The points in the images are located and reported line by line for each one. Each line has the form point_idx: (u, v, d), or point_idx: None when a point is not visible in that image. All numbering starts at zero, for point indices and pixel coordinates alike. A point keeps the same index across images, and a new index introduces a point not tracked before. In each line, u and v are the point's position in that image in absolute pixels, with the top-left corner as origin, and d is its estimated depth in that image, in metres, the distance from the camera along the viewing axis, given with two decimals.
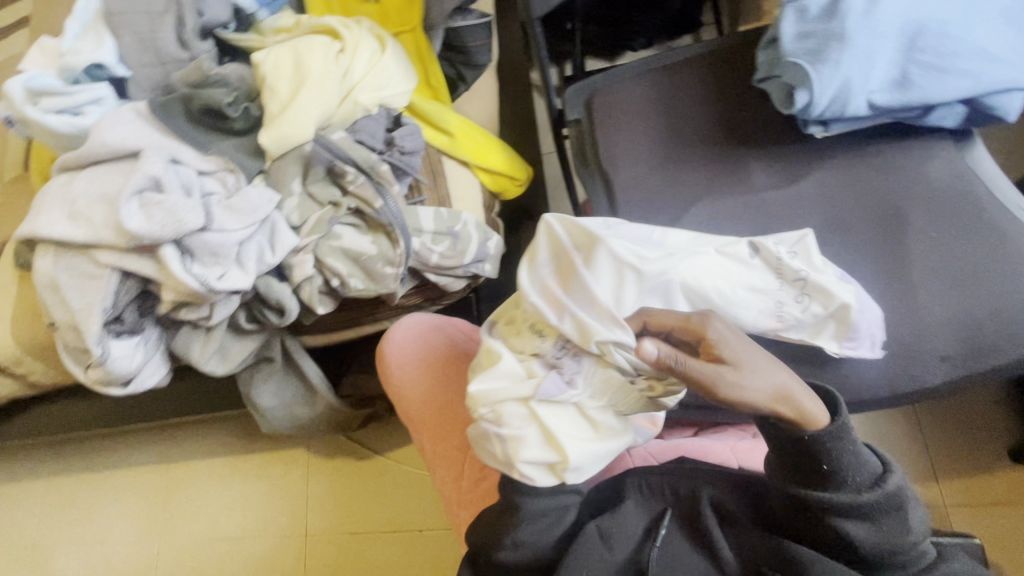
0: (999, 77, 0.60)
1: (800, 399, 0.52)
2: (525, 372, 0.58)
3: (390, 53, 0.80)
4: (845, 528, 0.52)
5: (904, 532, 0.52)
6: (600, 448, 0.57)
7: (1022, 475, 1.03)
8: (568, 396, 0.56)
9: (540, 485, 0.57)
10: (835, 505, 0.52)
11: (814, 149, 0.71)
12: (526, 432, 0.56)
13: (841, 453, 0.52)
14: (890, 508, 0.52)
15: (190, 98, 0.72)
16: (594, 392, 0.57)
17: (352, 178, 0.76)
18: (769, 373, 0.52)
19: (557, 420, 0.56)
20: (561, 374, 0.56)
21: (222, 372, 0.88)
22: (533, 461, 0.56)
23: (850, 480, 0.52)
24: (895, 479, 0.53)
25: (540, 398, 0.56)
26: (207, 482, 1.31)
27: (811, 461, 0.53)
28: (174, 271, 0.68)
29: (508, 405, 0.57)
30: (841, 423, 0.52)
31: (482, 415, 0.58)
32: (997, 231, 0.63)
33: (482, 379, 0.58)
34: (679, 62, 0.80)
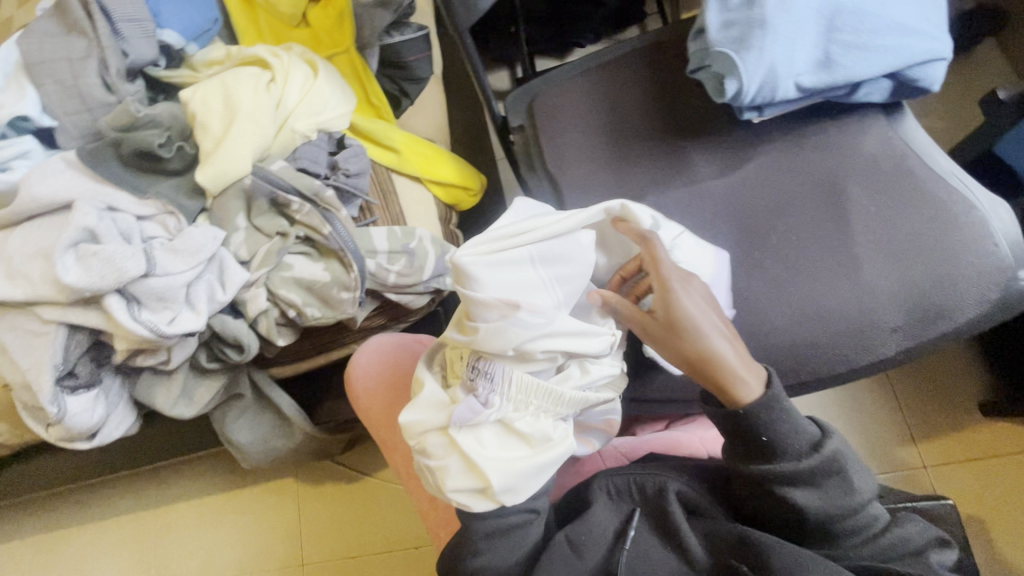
0: (917, 50, 0.61)
1: (735, 370, 0.53)
2: (447, 399, 0.60)
3: (323, 76, 0.80)
4: (791, 495, 0.53)
5: (847, 494, 0.53)
6: (533, 462, 0.57)
7: (995, 429, 1.05)
8: (485, 417, 0.57)
9: (477, 510, 0.58)
10: (780, 476, 0.53)
11: (752, 133, 0.72)
12: (449, 460, 0.57)
13: (777, 423, 0.52)
14: (831, 472, 0.52)
15: (120, 142, 0.71)
16: (515, 405, 0.58)
17: (298, 207, 0.75)
18: (711, 336, 0.54)
19: (479, 443, 0.57)
20: (477, 396, 0.58)
21: (191, 415, 0.86)
22: (461, 487, 0.57)
23: (790, 449, 0.53)
24: (833, 444, 0.53)
25: (459, 424, 0.57)
26: (194, 524, 1.29)
27: (750, 434, 0.53)
28: (121, 321, 0.67)
29: (432, 436, 0.59)
30: (774, 393, 0.53)
31: (415, 446, 0.60)
32: (932, 198, 0.64)
33: (407, 411, 0.61)
34: (613, 59, 0.81)
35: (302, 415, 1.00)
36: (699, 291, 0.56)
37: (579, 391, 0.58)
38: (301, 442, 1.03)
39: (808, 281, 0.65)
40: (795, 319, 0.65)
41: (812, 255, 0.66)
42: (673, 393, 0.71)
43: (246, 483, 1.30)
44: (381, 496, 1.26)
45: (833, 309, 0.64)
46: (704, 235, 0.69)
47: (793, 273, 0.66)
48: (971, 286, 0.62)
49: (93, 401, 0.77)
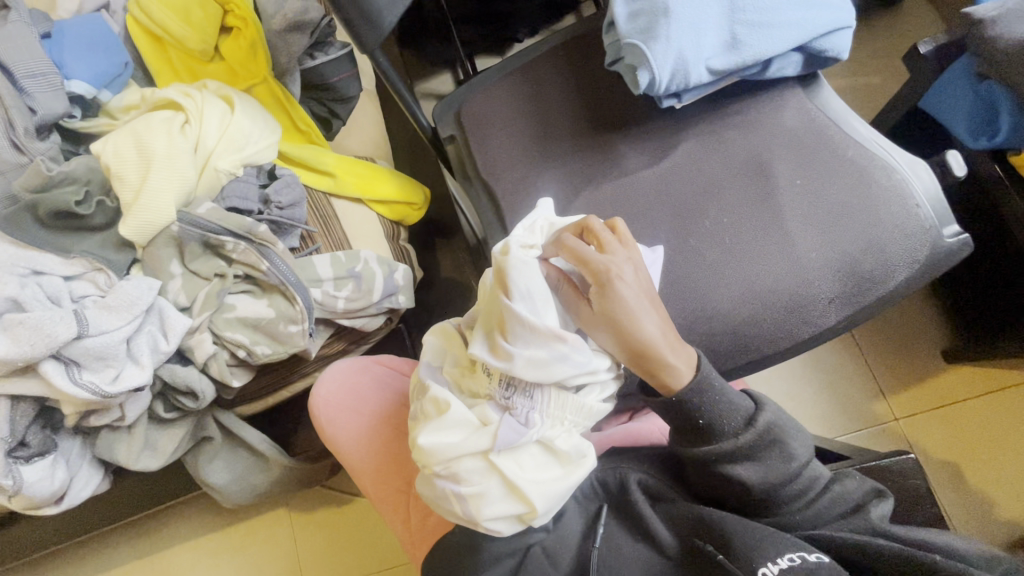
0: (819, 21, 0.62)
1: (668, 357, 0.54)
2: (477, 421, 0.56)
3: (241, 111, 0.78)
4: (736, 473, 0.54)
5: (787, 462, 0.54)
6: (569, 482, 0.55)
7: (957, 372, 1.06)
8: (528, 438, 0.55)
9: (509, 532, 0.57)
10: (721, 455, 0.54)
11: (675, 119, 0.72)
12: (487, 486, 0.55)
13: (712, 405, 0.55)
14: (767, 444, 0.54)
15: (36, 204, 0.69)
16: (554, 424, 0.55)
17: (232, 247, 0.73)
18: (646, 325, 0.53)
19: (517, 466, 0.55)
20: (515, 415, 0.55)
21: (157, 466, 0.84)
22: (499, 513, 0.55)
23: (727, 427, 0.55)
24: (764, 416, 0.55)
25: (500, 448, 0.55)
26: (189, 568, 1.27)
27: (687, 418, 0.55)
28: (61, 386, 0.65)
29: (461, 461, 0.56)
30: (702, 374, 0.54)
31: (439, 472, 0.57)
32: (854, 165, 0.65)
33: (432, 436, 0.56)
34: (534, 58, 0.80)
35: (276, 449, 0.99)
36: (636, 277, 0.55)
37: (601, 400, 0.57)
38: (280, 475, 1.02)
39: (744, 260, 0.65)
40: (735, 300, 0.64)
41: (745, 233, 0.66)
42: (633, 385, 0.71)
43: (237, 519, 1.29)
44: (374, 514, 1.26)
45: (771, 286, 0.64)
46: (640, 226, 0.69)
47: (730, 255, 0.65)
48: (900, 248, 0.63)
49: (51, 466, 0.76)
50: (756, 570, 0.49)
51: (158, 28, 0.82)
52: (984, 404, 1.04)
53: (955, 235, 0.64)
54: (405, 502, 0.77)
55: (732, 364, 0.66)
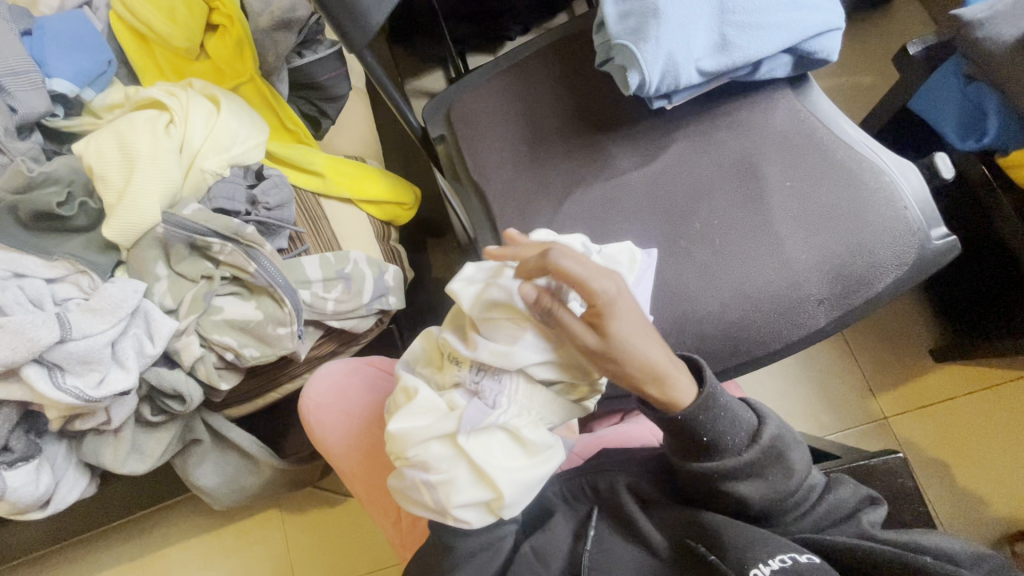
0: (808, 23, 0.62)
1: (673, 381, 0.51)
2: (445, 406, 0.57)
3: (227, 110, 0.77)
4: (736, 489, 0.54)
5: (788, 478, 0.54)
6: (536, 470, 0.55)
7: (945, 371, 1.07)
8: (494, 420, 0.54)
9: (478, 522, 0.56)
10: (723, 471, 0.53)
11: (666, 119, 0.71)
12: (455, 473, 0.55)
13: (717, 421, 0.52)
14: (770, 460, 0.53)
15: (16, 205, 0.67)
16: (520, 409, 0.55)
17: (219, 248, 0.72)
18: (650, 352, 0.50)
19: (483, 451, 0.55)
20: (482, 399, 0.55)
21: (144, 470, 0.83)
22: (467, 501, 0.55)
23: (731, 443, 0.53)
24: (768, 431, 0.54)
25: (466, 432, 0.54)
26: (180, 570, 1.26)
27: (692, 436, 0.53)
28: (44, 391, 0.64)
29: (430, 448, 0.55)
30: (708, 392, 0.52)
31: (408, 460, 0.57)
32: (843, 167, 0.65)
33: (400, 421, 0.57)
34: (525, 58, 0.79)
35: (266, 451, 0.99)
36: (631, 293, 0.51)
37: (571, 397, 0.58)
38: (271, 477, 1.02)
39: (734, 262, 0.65)
40: (725, 302, 0.64)
41: (735, 235, 0.66)
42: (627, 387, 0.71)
43: (228, 520, 1.28)
44: (366, 515, 1.25)
45: (761, 288, 0.64)
46: (631, 227, 0.69)
47: (720, 257, 0.65)
48: (889, 250, 0.63)
49: (35, 471, 0.75)
50: (749, 570, 0.49)
51: (142, 25, 0.80)
52: (971, 403, 1.05)
53: (943, 237, 0.64)
54: (393, 505, 0.76)
55: (722, 365, 0.66)
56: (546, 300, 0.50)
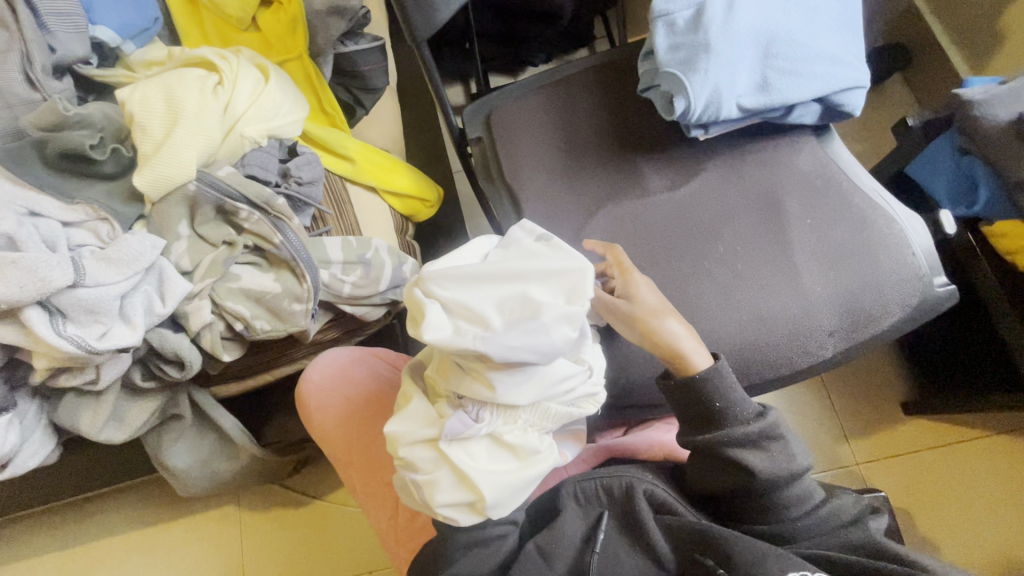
0: (841, 77, 0.68)
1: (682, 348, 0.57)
2: (434, 413, 0.55)
3: (274, 82, 0.77)
4: (744, 459, 0.54)
5: (789, 458, 0.55)
6: (522, 474, 0.53)
7: (913, 424, 1.12)
8: (476, 431, 0.52)
9: (464, 522, 0.54)
10: (733, 439, 0.55)
11: (699, 149, 0.76)
12: (438, 474, 0.53)
13: (726, 391, 0.55)
14: (772, 437, 0.55)
15: (45, 143, 0.65)
16: (505, 418, 0.52)
17: (246, 216, 0.71)
18: (663, 316, 0.58)
19: (468, 456, 0.53)
20: (467, 411, 0.52)
21: (121, 440, 0.79)
22: (451, 502, 0.53)
23: (739, 414, 0.55)
24: (774, 411, 0.56)
25: (448, 437, 0.52)
26: (122, 561, 1.17)
27: (703, 402, 0.56)
28: (44, 336, 0.60)
29: (416, 449, 0.54)
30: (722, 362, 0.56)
31: (400, 460, 0.55)
32: (859, 212, 0.70)
33: (394, 421, 0.56)
34: (568, 76, 0.83)
35: (247, 436, 0.94)
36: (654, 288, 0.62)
37: (565, 406, 0.54)
38: (247, 465, 0.97)
39: (754, 288, 0.68)
40: (742, 325, 0.67)
41: (757, 262, 0.69)
42: (641, 399, 0.71)
43: (182, 512, 1.20)
44: (331, 521, 1.18)
45: (777, 314, 0.67)
46: (658, 244, 0.72)
47: (741, 282, 0.69)
48: (895, 292, 0.68)
49: (5, 426, 0.70)
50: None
51: None
52: (943, 456, 1.10)
53: (944, 285, 0.69)
54: (392, 498, 0.74)
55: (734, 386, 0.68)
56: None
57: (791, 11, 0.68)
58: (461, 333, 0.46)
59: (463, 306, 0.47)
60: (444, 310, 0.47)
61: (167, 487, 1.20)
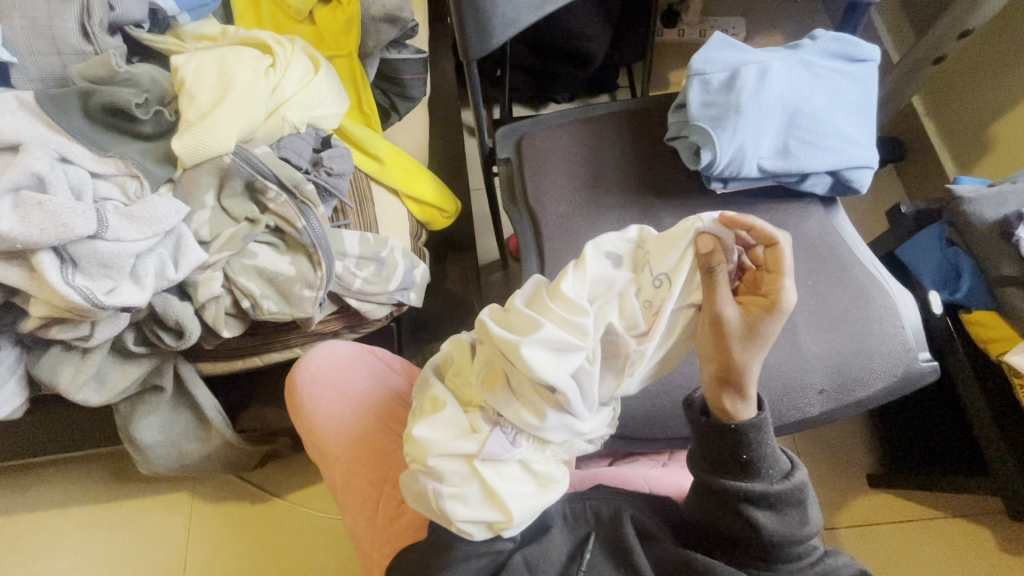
0: (853, 155, 0.74)
1: (748, 390, 0.54)
2: (468, 426, 0.56)
3: (323, 75, 0.80)
4: (755, 516, 0.54)
5: (804, 524, 0.54)
6: (542, 500, 0.55)
7: (879, 496, 1.13)
8: (512, 455, 0.54)
9: (478, 539, 0.55)
10: (749, 495, 0.54)
11: (714, 201, 0.80)
12: (468, 489, 0.54)
13: (761, 446, 0.54)
14: (794, 501, 0.54)
15: (90, 95, 0.67)
16: (538, 446, 0.55)
17: (273, 196, 0.72)
18: (760, 356, 0.53)
19: (500, 476, 0.54)
20: (505, 433, 0.55)
21: (97, 402, 0.76)
22: (473, 519, 0.53)
23: (765, 471, 0.55)
24: (801, 475, 0.55)
25: (485, 457, 0.54)
26: (56, 537, 1.10)
27: (733, 451, 0.54)
28: (53, 282, 0.59)
29: (447, 461, 0.54)
30: (765, 417, 0.54)
31: (424, 467, 0.55)
32: (857, 282, 0.75)
33: (424, 428, 0.55)
34: (602, 114, 0.87)
35: (224, 418, 0.91)
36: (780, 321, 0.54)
37: (585, 441, 0.57)
38: (217, 449, 0.93)
39: None
40: None
41: None
42: (636, 433, 0.71)
43: (127, 492, 1.13)
44: (279, 524, 1.10)
45: (773, 368, 0.70)
46: None
47: None
48: (884, 361, 0.71)
49: None
50: None
51: None
52: (918, 529, 1.10)
53: (928, 361, 0.74)
54: (373, 498, 0.72)
55: None
56: (717, 257, 0.54)
57: (816, 90, 0.74)
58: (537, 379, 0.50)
59: (542, 345, 0.51)
60: (532, 344, 0.50)
61: (120, 465, 1.15)
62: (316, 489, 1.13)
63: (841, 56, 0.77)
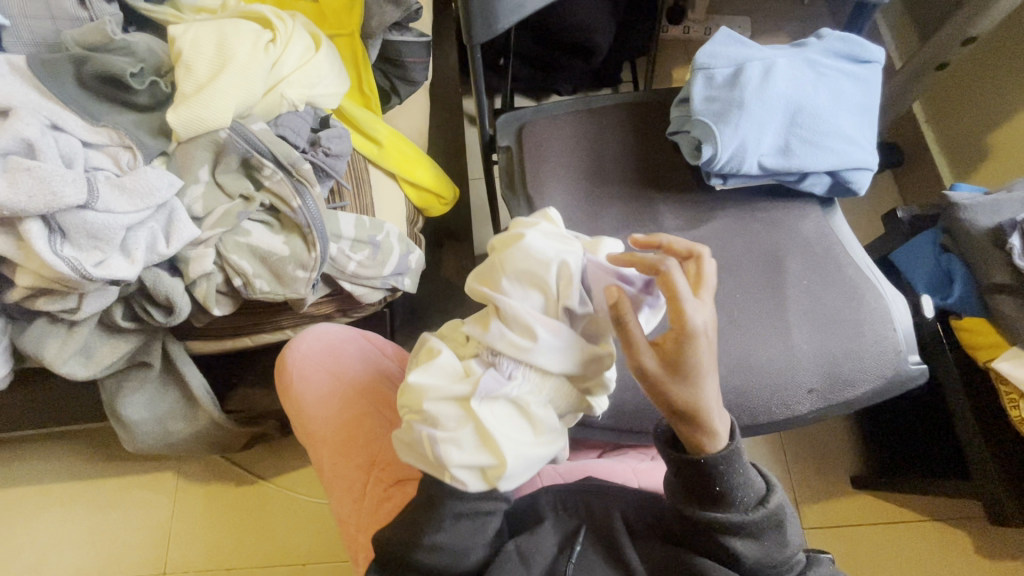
0: (853, 156, 0.74)
1: (708, 424, 0.52)
2: (463, 371, 0.54)
3: (324, 53, 0.79)
4: (731, 544, 0.53)
5: (780, 546, 0.54)
6: (539, 450, 0.53)
7: (861, 497, 1.14)
8: (507, 391, 0.52)
9: (472, 489, 0.53)
10: (725, 524, 0.53)
11: (713, 197, 0.80)
12: (461, 434, 0.52)
13: (733, 474, 0.53)
14: (771, 527, 0.54)
15: (83, 61, 0.66)
16: (535, 386, 0.53)
17: (269, 173, 0.71)
18: (705, 390, 0.51)
19: (495, 418, 0.52)
20: (499, 370, 0.53)
21: (82, 376, 0.75)
22: (468, 464, 0.52)
23: (739, 500, 0.53)
24: (776, 499, 0.54)
25: (481, 395, 0.51)
26: (36, 513, 1.09)
27: (706, 483, 0.53)
28: (40, 251, 0.58)
29: (440, 406, 0.52)
30: (734, 447, 0.53)
31: (419, 415, 0.53)
32: (851, 282, 0.75)
33: (419, 374, 0.54)
34: (604, 105, 0.86)
35: (211, 398, 0.90)
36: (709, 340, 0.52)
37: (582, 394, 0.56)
38: (203, 428, 0.92)
39: (746, 337, 0.71)
40: (729, 367, 0.70)
41: (751, 313, 0.73)
42: (626, 425, 0.71)
43: (111, 470, 1.12)
44: (265, 506, 1.10)
45: (763, 366, 0.70)
46: None
47: (735, 328, 0.72)
48: (873, 362, 0.72)
49: None
50: None
51: None
52: (899, 532, 1.12)
53: (916, 364, 0.74)
54: (360, 481, 0.72)
55: None
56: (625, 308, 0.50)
57: (819, 89, 0.74)
58: (541, 263, 0.54)
59: (544, 235, 0.56)
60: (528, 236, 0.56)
61: (105, 443, 1.13)
62: (302, 472, 1.12)
63: (846, 56, 0.77)
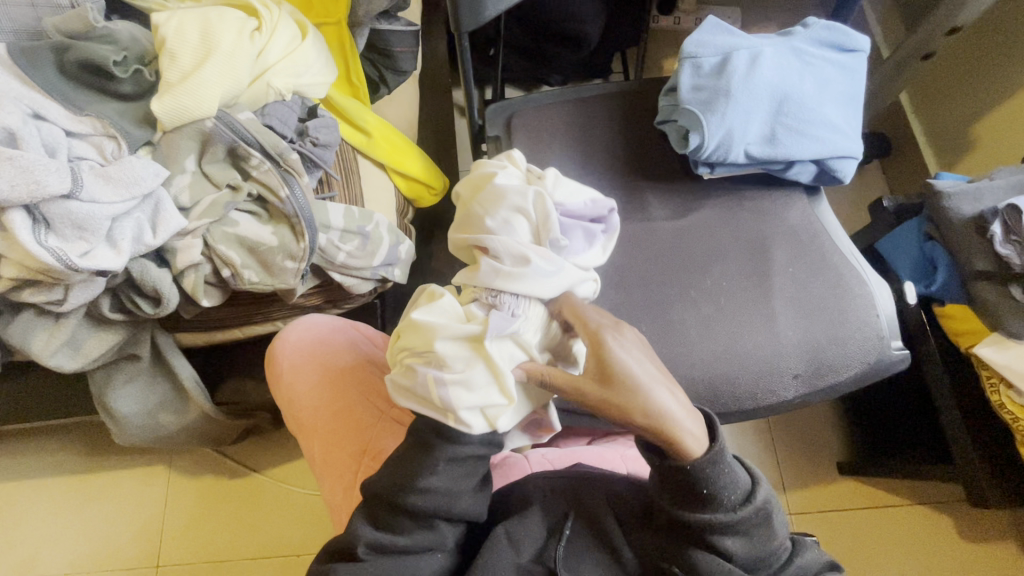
0: (837, 145, 0.75)
1: (677, 430, 0.50)
2: (464, 314, 0.57)
3: (311, 41, 0.79)
4: (721, 543, 0.52)
5: (771, 541, 0.53)
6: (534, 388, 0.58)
7: (848, 482, 1.16)
8: (513, 329, 0.56)
9: (476, 433, 0.54)
10: (713, 524, 0.51)
11: (701, 186, 0.81)
12: (471, 374, 0.54)
13: (718, 476, 0.51)
14: (760, 522, 0.52)
15: (65, 49, 0.65)
16: (535, 327, 0.58)
17: (257, 163, 0.70)
18: (652, 395, 0.52)
19: (502, 356, 0.55)
20: (503, 310, 0.57)
21: (70, 368, 0.75)
22: (475, 403, 0.54)
23: (726, 500, 0.51)
24: (762, 493, 0.52)
25: (491, 334, 0.55)
26: (27, 507, 1.09)
27: (692, 486, 0.51)
28: (24, 241, 0.58)
29: (450, 346, 0.55)
30: (717, 448, 0.51)
31: (423, 357, 0.55)
32: (837, 270, 0.76)
33: (423, 314, 0.57)
34: (593, 95, 0.86)
35: (202, 391, 0.90)
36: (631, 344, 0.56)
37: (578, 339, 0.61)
38: (194, 421, 0.92)
39: (733, 324, 0.72)
40: (716, 354, 0.71)
41: (737, 301, 0.74)
42: None
43: (101, 463, 1.11)
44: (257, 497, 1.10)
45: (749, 353, 0.71)
46: (652, 267, 0.76)
47: (722, 315, 0.73)
48: (857, 348, 0.73)
49: None
50: None
51: None
52: (884, 516, 1.14)
53: (899, 349, 0.75)
54: (352, 469, 0.73)
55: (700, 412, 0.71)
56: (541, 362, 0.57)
57: (804, 77, 0.74)
58: (518, 199, 0.62)
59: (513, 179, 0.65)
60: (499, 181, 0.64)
61: (95, 436, 1.13)
62: (294, 463, 1.12)
63: (832, 45, 0.77)
